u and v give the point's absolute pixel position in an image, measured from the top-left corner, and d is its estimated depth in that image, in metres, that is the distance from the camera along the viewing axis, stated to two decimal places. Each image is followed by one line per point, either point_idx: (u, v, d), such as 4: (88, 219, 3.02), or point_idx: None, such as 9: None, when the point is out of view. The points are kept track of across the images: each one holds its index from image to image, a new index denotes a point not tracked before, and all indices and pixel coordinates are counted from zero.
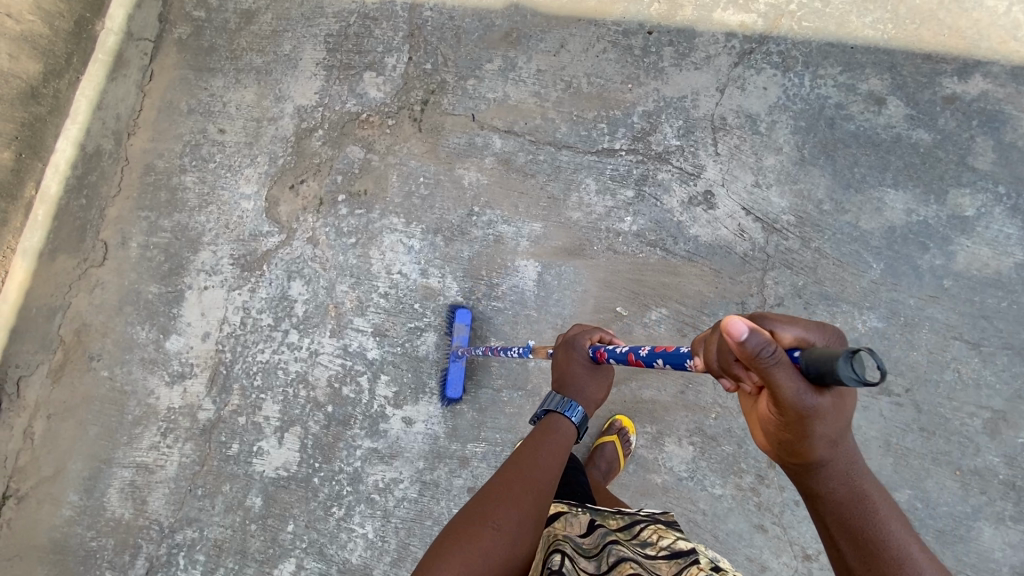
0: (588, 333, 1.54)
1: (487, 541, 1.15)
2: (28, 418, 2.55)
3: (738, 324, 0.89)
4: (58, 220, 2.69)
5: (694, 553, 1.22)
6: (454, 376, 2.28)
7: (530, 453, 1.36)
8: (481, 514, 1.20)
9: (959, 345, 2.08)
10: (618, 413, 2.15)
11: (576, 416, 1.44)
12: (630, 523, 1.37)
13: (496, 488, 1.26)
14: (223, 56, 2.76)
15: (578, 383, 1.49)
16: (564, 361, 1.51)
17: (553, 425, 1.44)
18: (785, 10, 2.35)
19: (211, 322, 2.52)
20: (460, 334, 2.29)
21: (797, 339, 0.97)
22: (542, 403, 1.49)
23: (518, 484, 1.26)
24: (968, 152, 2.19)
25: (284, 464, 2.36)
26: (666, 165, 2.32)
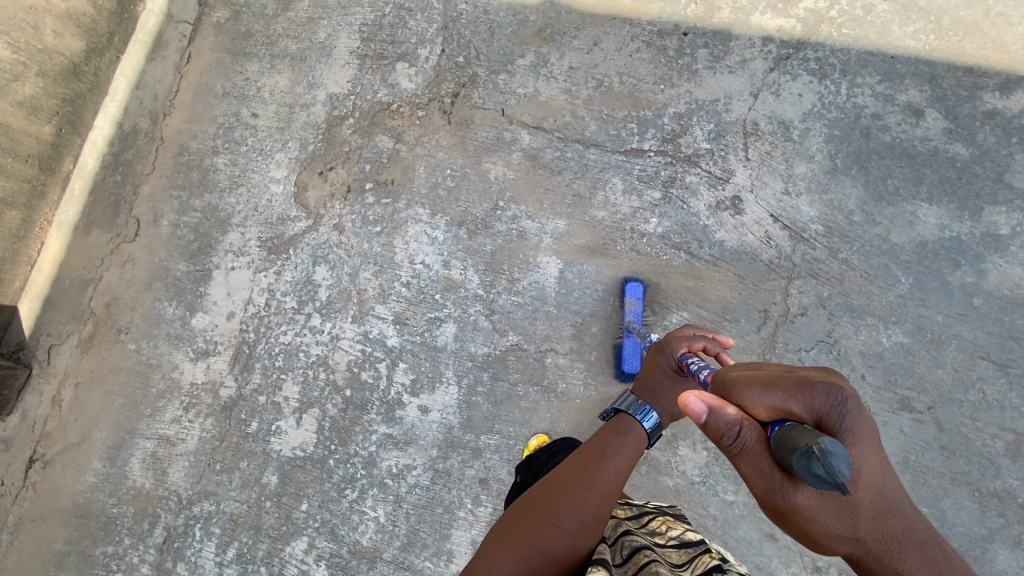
0: (685, 342, 1.51)
1: (548, 540, 1.21)
2: (57, 386, 2.63)
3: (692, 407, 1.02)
4: (93, 195, 2.77)
5: (702, 544, 1.28)
6: (629, 351, 2.21)
7: (596, 452, 1.37)
8: (544, 512, 1.25)
9: (985, 365, 2.04)
10: None
11: (649, 422, 1.41)
12: (638, 514, 1.43)
13: (561, 485, 1.31)
14: (259, 41, 2.80)
15: (658, 391, 1.46)
16: (652, 364, 1.51)
17: (624, 426, 1.42)
18: (825, 16, 2.32)
19: (237, 302, 2.58)
20: (632, 308, 2.21)
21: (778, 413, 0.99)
22: (613, 400, 1.47)
23: (583, 487, 1.29)
24: (1006, 169, 2.14)
25: (300, 445, 2.40)
26: (695, 167, 2.31)
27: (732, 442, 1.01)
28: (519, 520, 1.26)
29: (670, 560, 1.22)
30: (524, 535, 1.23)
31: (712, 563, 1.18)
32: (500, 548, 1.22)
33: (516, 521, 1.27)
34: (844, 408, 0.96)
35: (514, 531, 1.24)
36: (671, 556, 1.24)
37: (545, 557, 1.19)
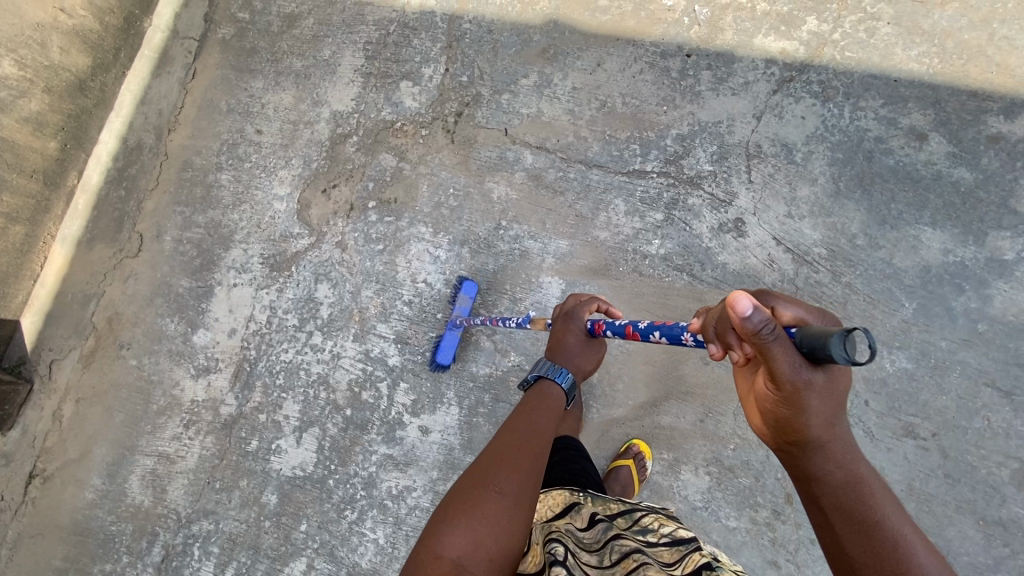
0: (588, 306, 1.71)
1: (494, 507, 1.21)
2: (58, 400, 2.63)
3: (741, 298, 0.94)
4: (98, 209, 2.78)
5: (693, 542, 1.29)
6: (447, 343, 2.33)
7: (523, 421, 1.46)
8: (483, 480, 1.27)
9: (990, 392, 2.02)
10: (635, 438, 2.16)
11: (565, 382, 1.62)
12: (630, 510, 1.42)
13: (497, 456, 1.35)
14: (264, 58, 2.82)
15: (569, 354, 1.67)
16: (562, 331, 1.69)
17: (546, 391, 1.61)
18: (828, 39, 2.33)
19: (239, 318, 2.58)
20: (462, 304, 2.33)
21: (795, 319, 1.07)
22: (533, 369, 1.66)
23: (516, 450, 1.34)
24: (1011, 195, 2.13)
25: (300, 464, 2.39)
26: (697, 189, 2.31)
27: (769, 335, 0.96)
28: (461, 496, 1.25)
29: (661, 560, 1.22)
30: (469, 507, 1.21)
31: (703, 561, 1.17)
32: (445, 523, 1.19)
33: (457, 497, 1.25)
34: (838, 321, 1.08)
35: (458, 504, 1.22)
36: (662, 556, 1.25)
37: (494, 522, 1.19)
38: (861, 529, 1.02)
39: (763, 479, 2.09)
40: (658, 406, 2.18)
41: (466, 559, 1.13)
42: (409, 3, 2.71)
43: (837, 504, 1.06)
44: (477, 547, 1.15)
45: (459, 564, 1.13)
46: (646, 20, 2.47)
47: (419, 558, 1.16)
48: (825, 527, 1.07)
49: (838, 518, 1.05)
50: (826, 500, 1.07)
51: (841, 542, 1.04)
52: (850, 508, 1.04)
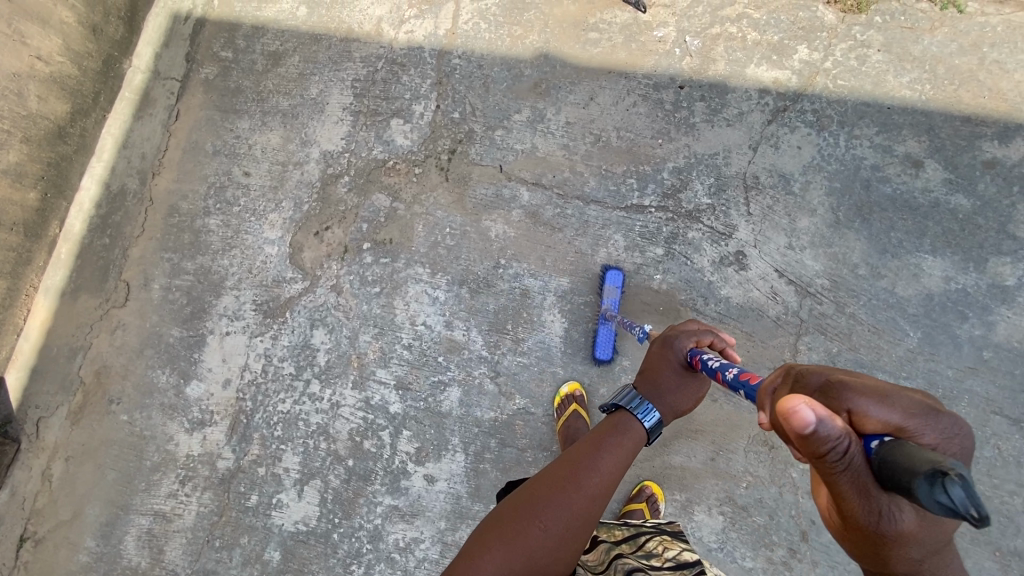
0: (693, 336, 1.44)
1: (532, 544, 1.11)
2: (47, 460, 2.53)
3: (801, 413, 0.77)
4: (82, 259, 2.69)
5: (696, 564, 1.30)
6: (602, 338, 2.23)
7: (586, 450, 1.29)
8: (528, 509, 1.16)
9: (998, 420, 2.02)
10: (647, 479, 2.13)
11: (649, 420, 1.35)
12: (634, 534, 1.44)
13: (548, 484, 1.21)
14: (250, 98, 2.75)
15: (661, 386, 1.40)
16: (658, 358, 1.44)
17: (621, 424, 1.36)
18: (820, 67, 2.32)
19: (232, 368, 2.50)
20: (611, 296, 2.22)
21: (888, 428, 0.81)
22: (616, 395, 1.43)
23: (573, 486, 1.20)
24: (1009, 220, 2.13)
25: (303, 519, 2.33)
26: (696, 223, 2.29)
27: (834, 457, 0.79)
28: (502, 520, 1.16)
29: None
30: (508, 536, 1.12)
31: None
32: (482, 547, 1.11)
33: (499, 521, 1.17)
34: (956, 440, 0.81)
35: (501, 530, 1.14)
36: None
37: (531, 559, 1.10)
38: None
39: (777, 517, 2.07)
40: (668, 445, 2.15)
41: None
42: (396, 39, 2.67)
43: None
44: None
45: None
46: (638, 52, 2.45)
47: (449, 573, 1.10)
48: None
49: None
50: None
51: None
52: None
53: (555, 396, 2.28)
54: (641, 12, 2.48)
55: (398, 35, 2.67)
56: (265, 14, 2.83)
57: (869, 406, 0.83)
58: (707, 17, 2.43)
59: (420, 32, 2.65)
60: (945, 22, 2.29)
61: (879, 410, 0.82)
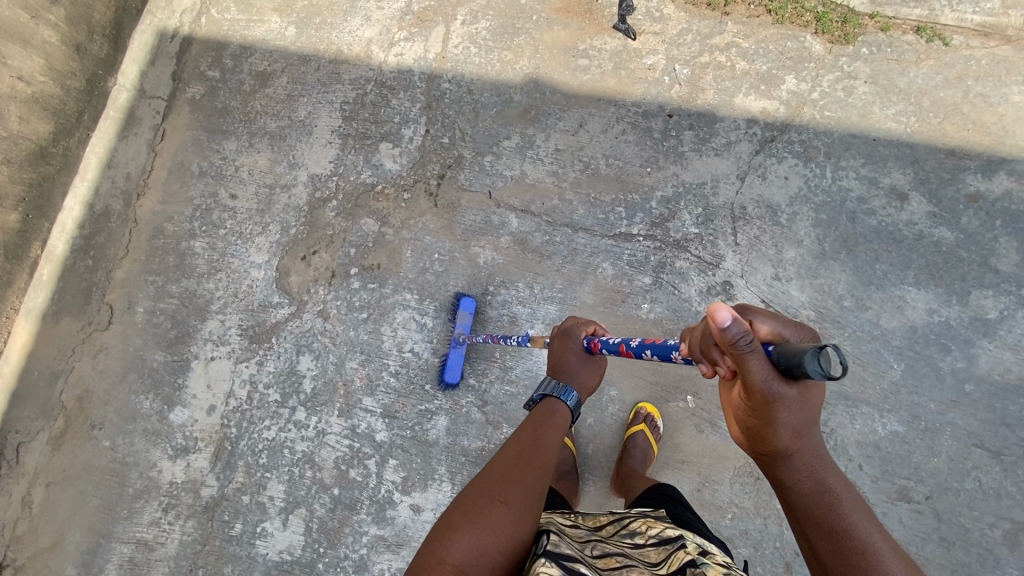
0: (586, 326, 1.69)
1: (501, 518, 1.19)
2: (27, 486, 2.47)
3: (722, 313, 0.96)
4: (63, 280, 2.63)
5: (679, 539, 1.28)
6: (453, 361, 2.30)
7: (531, 433, 1.45)
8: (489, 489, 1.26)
9: (979, 453, 2.04)
10: (641, 401, 2.21)
11: (571, 400, 1.56)
12: (618, 517, 1.45)
13: (503, 467, 1.32)
14: (236, 118, 2.72)
15: (571, 370, 1.61)
16: (561, 349, 1.65)
17: (551, 407, 1.54)
18: (808, 98, 2.34)
19: (217, 395, 2.47)
20: (462, 321, 2.31)
21: (772, 335, 1.05)
22: (538, 387, 1.60)
23: (526, 465, 1.33)
24: (991, 253, 2.16)
25: (288, 548, 2.30)
26: (684, 253, 2.29)
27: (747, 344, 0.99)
28: (465, 504, 1.23)
29: (648, 560, 1.21)
30: (475, 515, 1.19)
31: (687, 559, 1.16)
32: (451, 531, 1.16)
33: (462, 506, 1.22)
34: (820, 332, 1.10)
35: (466, 511, 1.20)
36: (647, 554, 1.23)
37: (498, 531, 1.16)
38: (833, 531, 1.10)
39: (762, 548, 2.08)
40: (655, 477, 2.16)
41: (469, 565, 1.11)
42: (386, 61, 2.65)
43: (806, 511, 1.15)
44: (480, 558, 1.12)
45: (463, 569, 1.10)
46: (627, 79, 2.46)
47: (420, 563, 1.12)
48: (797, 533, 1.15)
49: (806, 522, 1.14)
50: (800, 507, 1.15)
51: (813, 549, 1.12)
52: (821, 517, 1.12)
53: None
54: (631, 39, 2.48)
55: (387, 57, 2.65)
56: (252, 34, 2.80)
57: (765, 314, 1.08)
58: (696, 45, 2.44)
59: (410, 55, 2.64)
60: (930, 54, 2.32)
61: (768, 319, 1.06)
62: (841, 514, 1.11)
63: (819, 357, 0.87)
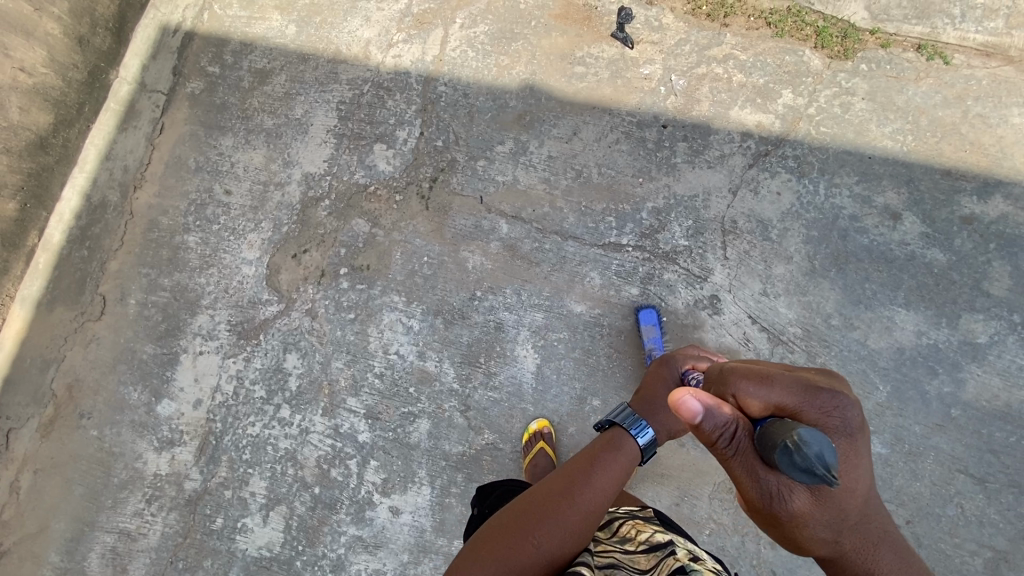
0: (688, 360, 1.57)
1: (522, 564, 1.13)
2: (15, 473, 2.50)
3: (686, 403, 1.08)
4: (58, 269, 2.65)
5: (670, 545, 1.30)
6: None
7: (583, 467, 1.30)
8: (518, 524, 1.20)
9: (963, 479, 2.02)
10: None
11: (643, 438, 1.37)
12: (608, 521, 1.47)
13: (543, 500, 1.24)
14: (234, 115, 2.73)
15: (657, 404, 1.45)
16: (655, 377, 1.53)
17: (616, 441, 1.37)
18: (804, 113, 2.32)
19: (204, 389, 2.48)
20: (650, 335, 2.19)
21: (768, 410, 1.08)
22: (609, 412, 1.43)
23: (567, 506, 1.21)
24: (983, 277, 2.13)
25: (267, 545, 2.32)
26: (672, 265, 2.28)
27: (725, 440, 1.08)
28: (490, 539, 1.19)
29: (637, 566, 1.25)
30: (498, 550, 1.16)
31: (676, 565, 1.19)
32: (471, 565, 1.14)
33: (490, 536, 1.20)
34: (833, 410, 1.04)
35: (490, 545, 1.17)
36: (637, 561, 1.27)
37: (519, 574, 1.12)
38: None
39: (738, 565, 2.07)
40: (634, 489, 2.15)
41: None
42: (384, 62, 2.66)
43: None
44: None
45: None
46: (623, 88, 2.44)
47: None
48: None
49: None
50: None
51: None
52: None
53: (525, 432, 2.26)
54: (628, 47, 2.47)
55: (385, 59, 2.66)
56: (253, 31, 2.81)
57: (750, 393, 1.10)
58: (694, 56, 2.42)
59: (408, 57, 2.64)
60: (930, 73, 2.29)
61: (760, 395, 1.09)
62: None
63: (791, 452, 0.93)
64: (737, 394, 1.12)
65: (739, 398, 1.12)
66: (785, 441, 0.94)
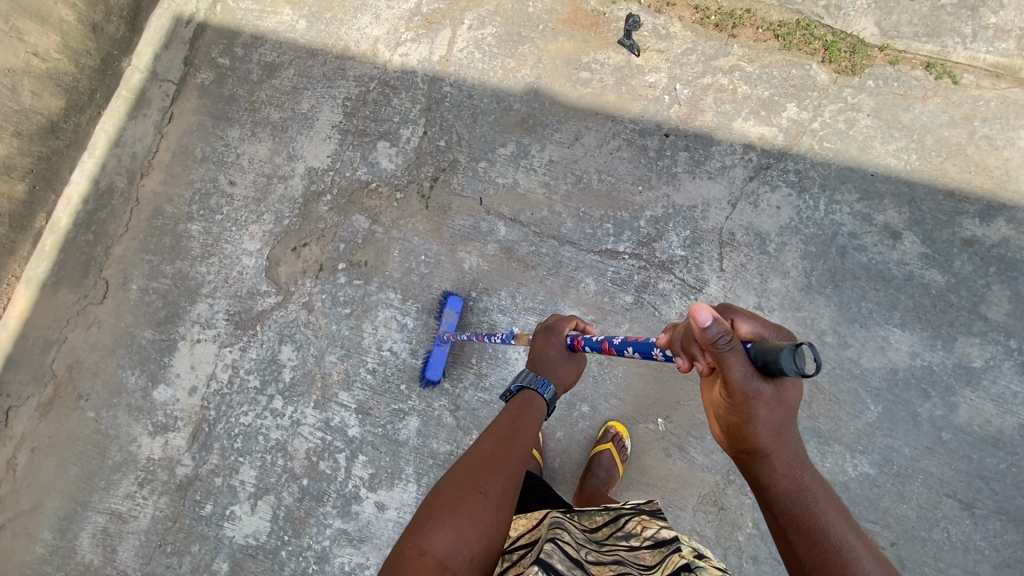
0: (571, 321, 1.67)
1: (481, 512, 1.17)
2: (13, 450, 2.54)
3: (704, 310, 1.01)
4: (64, 252, 2.69)
5: (676, 542, 1.24)
6: (436, 359, 2.31)
7: (509, 423, 1.40)
8: (467, 478, 1.23)
9: (950, 503, 2.01)
10: (612, 420, 2.20)
11: (547, 393, 1.51)
12: (614, 517, 1.39)
13: (481, 454, 1.29)
14: (242, 107, 2.76)
15: (554, 364, 1.57)
16: (543, 344, 1.60)
17: (527, 400, 1.48)
18: (808, 127, 2.30)
19: (200, 376, 2.52)
20: (449, 319, 2.32)
21: (754, 334, 1.11)
22: (516, 378, 1.54)
23: (506, 452, 1.30)
24: (982, 300, 2.11)
25: (253, 533, 2.35)
26: (668, 274, 2.28)
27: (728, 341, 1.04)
28: (446, 495, 1.20)
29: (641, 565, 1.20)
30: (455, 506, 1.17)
31: (682, 562, 1.14)
32: (431, 526, 1.14)
33: (442, 495, 1.21)
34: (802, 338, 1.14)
35: (446, 503, 1.18)
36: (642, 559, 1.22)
37: (483, 522, 1.16)
38: (809, 535, 1.06)
39: None
40: (618, 497, 2.16)
41: (449, 559, 1.10)
42: (391, 61, 2.67)
43: (787, 514, 1.10)
44: (461, 550, 1.12)
45: (444, 562, 1.10)
46: (627, 96, 2.44)
47: (399, 558, 1.11)
48: (778, 534, 1.11)
49: (789, 528, 1.09)
50: (777, 509, 1.11)
51: (801, 564, 1.06)
52: (799, 517, 1.08)
53: None
54: (634, 55, 2.47)
55: (393, 57, 2.68)
56: (264, 25, 2.84)
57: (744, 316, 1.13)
58: (699, 66, 2.42)
59: (415, 56, 2.66)
60: (938, 92, 2.27)
61: (750, 318, 1.12)
62: (820, 514, 1.08)
63: (795, 355, 0.95)
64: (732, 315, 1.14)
65: (730, 320, 1.14)
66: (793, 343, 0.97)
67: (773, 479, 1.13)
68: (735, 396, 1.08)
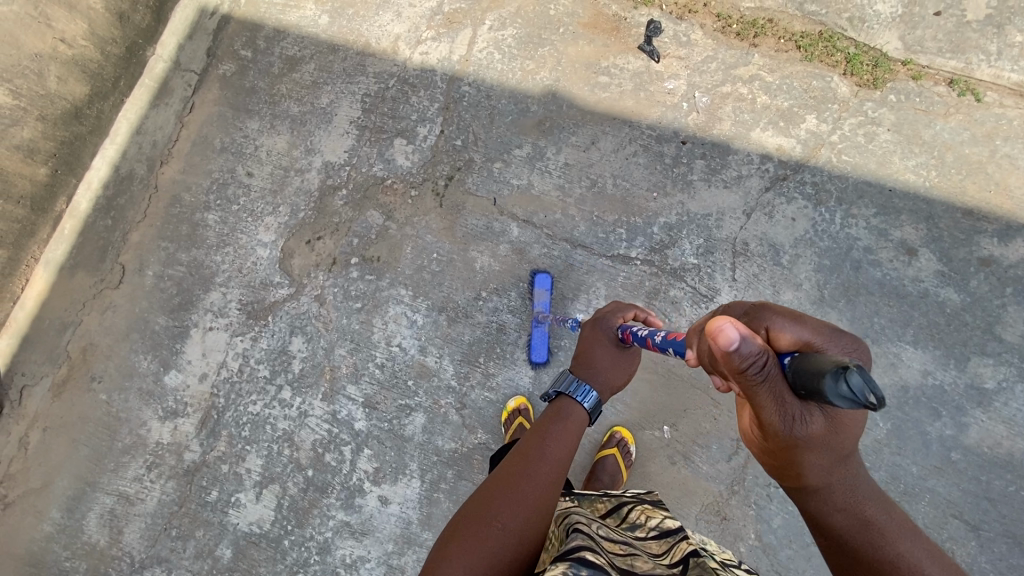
0: (617, 316, 1.67)
1: (494, 547, 1.13)
2: (26, 427, 2.58)
3: (726, 330, 0.92)
4: (83, 236, 2.73)
5: (681, 531, 1.30)
6: (537, 341, 2.31)
7: (535, 447, 1.36)
8: (482, 511, 1.20)
9: (957, 525, 1.99)
10: (617, 425, 2.20)
11: (588, 401, 1.50)
12: (617, 506, 1.45)
13: (501, 482, 1.27)
14: (262, 99, 2.79)
15: (597, 368, 1.57)
16: (590, 342, 1.62)
17: (564, 410, 1.49)
18: (827, 140, 2.29)
19: (210, 364, 2.55)
20: (540, 299, 2.31)
21: (795, 344, 1.01)
22: (554, 384, 1.55)
23: (524, 479, 1.26)
24: (997, 320, 2.09)
25: (257, 521, 2.37)
26: (679, 282, 2.27)
27: (758, 369, 0.95)
28: (460, 529, 1.18)
29: (650, 550, 1.23)
30: (468, 541, 1.14)
31: (690, 549, 1.19)
32: (441, 562, 1.12)
33: (458, 529, 1.18)
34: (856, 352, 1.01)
35: (460, 539, 1.15)
36: (650, 547, 1.25)
37: (494, 560, 1.11)
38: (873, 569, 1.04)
39: None
40: None
41: None
42: (411, 58, 2.69)
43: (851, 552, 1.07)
44: None
45: None
46: (645, 102, 2.44)
47: None
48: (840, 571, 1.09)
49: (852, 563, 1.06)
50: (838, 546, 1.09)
51: None
52: (861, 552, 1.06)
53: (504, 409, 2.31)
54: (654, 61, 2.47)
55: (413, 55, 2.69)
56: (287, 19, 2.87)
57: (781, 327, 1.03)
58: (719, 74, 2.41)
59: (435, 55, 2.67)
60: (961, 108, 2.25)
61: (789, 329, 1.02)
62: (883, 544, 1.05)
63: (840, 380, 0.81)
64: (768, 325, 1.05)
65: (766, 330, 1.05)
66: (836, 367, 0.84)
67: (827, 512, 1.10)
68: (774, 433, 1.02)
